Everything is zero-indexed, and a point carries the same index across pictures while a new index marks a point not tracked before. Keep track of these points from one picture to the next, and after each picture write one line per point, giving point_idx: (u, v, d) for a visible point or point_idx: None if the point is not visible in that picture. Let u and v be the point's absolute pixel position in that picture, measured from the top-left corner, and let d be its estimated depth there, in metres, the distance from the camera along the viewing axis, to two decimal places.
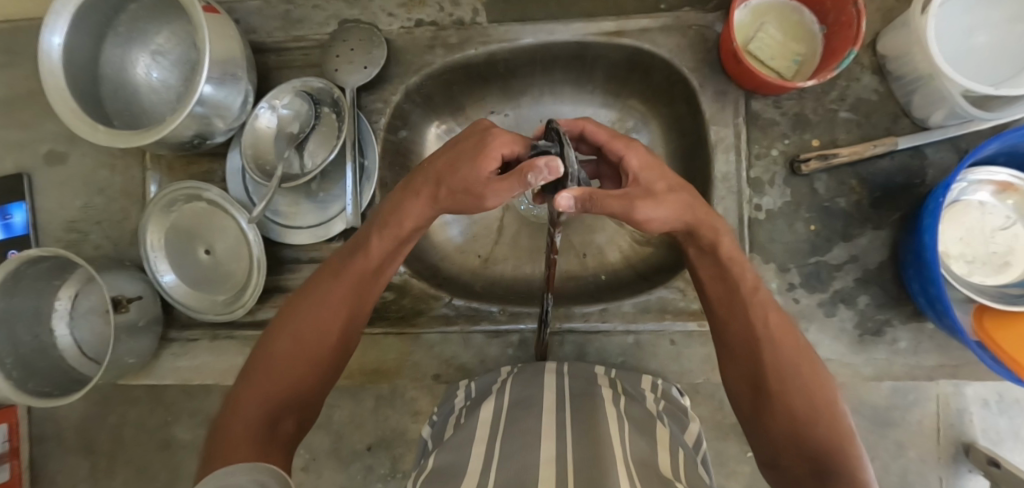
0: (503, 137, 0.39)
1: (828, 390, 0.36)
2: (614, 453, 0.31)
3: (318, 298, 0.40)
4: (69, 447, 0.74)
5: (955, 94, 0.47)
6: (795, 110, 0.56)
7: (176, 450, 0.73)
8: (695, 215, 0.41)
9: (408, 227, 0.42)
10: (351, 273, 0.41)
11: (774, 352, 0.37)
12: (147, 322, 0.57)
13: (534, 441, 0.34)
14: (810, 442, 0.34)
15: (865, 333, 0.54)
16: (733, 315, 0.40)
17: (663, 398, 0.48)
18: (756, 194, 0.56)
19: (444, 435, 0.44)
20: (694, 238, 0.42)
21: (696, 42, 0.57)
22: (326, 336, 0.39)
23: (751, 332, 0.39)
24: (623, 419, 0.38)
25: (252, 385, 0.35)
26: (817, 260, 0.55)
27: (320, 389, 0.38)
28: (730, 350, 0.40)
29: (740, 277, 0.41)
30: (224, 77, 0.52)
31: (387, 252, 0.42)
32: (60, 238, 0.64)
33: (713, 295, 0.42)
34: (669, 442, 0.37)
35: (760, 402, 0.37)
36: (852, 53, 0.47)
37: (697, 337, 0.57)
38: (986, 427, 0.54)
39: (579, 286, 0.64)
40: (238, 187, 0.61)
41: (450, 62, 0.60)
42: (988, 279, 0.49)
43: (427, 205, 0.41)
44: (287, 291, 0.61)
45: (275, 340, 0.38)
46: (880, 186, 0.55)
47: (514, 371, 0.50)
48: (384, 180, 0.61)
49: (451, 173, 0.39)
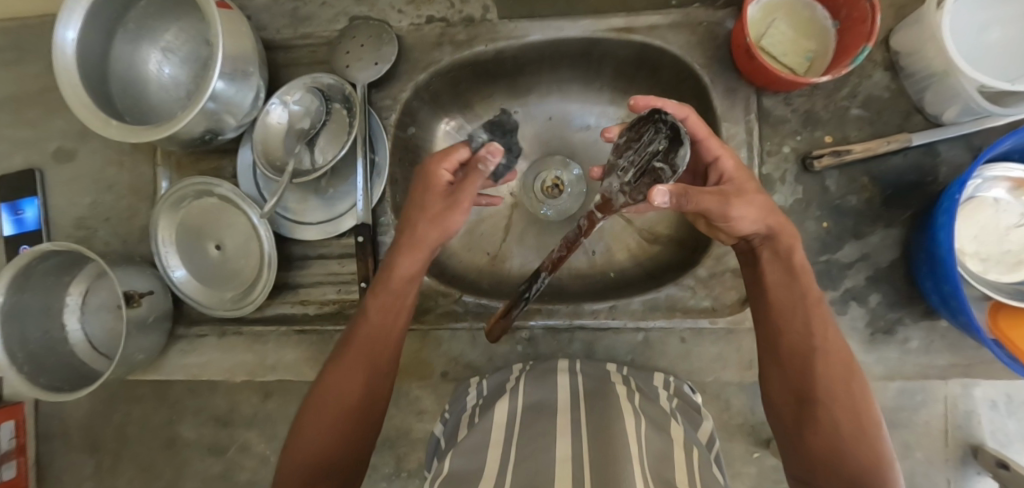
0: (438, 156, 0.44)
1: (874, 412, 0.37)
2: (630, 451, 0.31)
3: (336, 362, 0.42)
4: (77, 445, 0.75)
5: (971, 90, 0.47)
6: (806, 108, 0.56)
7: (183, 449, 0.72)
8: (774, 223, 0.41)
9: (403, 280, 0.44)
10: (360, 337, 0.43)
11: (826, 367, 0.38)
12: (156, 318, 0.57)
13: (549, 441, 0.34)
14: (849, 465, 0.35)
15: (876, 332, 0.53)
16: (790, 324, 0.40)
17: (675, 397, 0.48)
18: (766, 191, 0.55)
19: (456, 435, 0.44)
20: (769, 241, 0.42)
21: (705, 39, 0.56)
22: (346, 397, 0.40)
23: (807, 343, 0.39)
24: (637, 417, 0.37)
25: (293, 456, 0.39)
26: (828, 257, 0.54)
27: (356, 445, 0.40)
28: (779, 356, 0.40)
29: (805, 288, 0.41)
30: (235, 73, 0.52)
31: (388, 306, 0.44)
32: (69, 234, 0.65)
33: (774, 300, 0.41)
34: (683, 441, 0.37)
35: (803, 412, 0.38)
36: (866, 48, 0.47)
37: (706, 335, 0.56)
38: (995, 429, 0.53)
39: (586, 285, 0.64)
40: (248, 183, 0.61)
41: (459, 59, 0.60)
42: (1003, 276, 0.49)
43: (420, 254, 0.43)
44: (295, 288, 0.61)
45: (308, 410, 0.41)
46: (892, 184, 0.54)
47: (525, 369, 0.52)
48: (394, 177, 0.61)
49: (419, 211, 0.44)
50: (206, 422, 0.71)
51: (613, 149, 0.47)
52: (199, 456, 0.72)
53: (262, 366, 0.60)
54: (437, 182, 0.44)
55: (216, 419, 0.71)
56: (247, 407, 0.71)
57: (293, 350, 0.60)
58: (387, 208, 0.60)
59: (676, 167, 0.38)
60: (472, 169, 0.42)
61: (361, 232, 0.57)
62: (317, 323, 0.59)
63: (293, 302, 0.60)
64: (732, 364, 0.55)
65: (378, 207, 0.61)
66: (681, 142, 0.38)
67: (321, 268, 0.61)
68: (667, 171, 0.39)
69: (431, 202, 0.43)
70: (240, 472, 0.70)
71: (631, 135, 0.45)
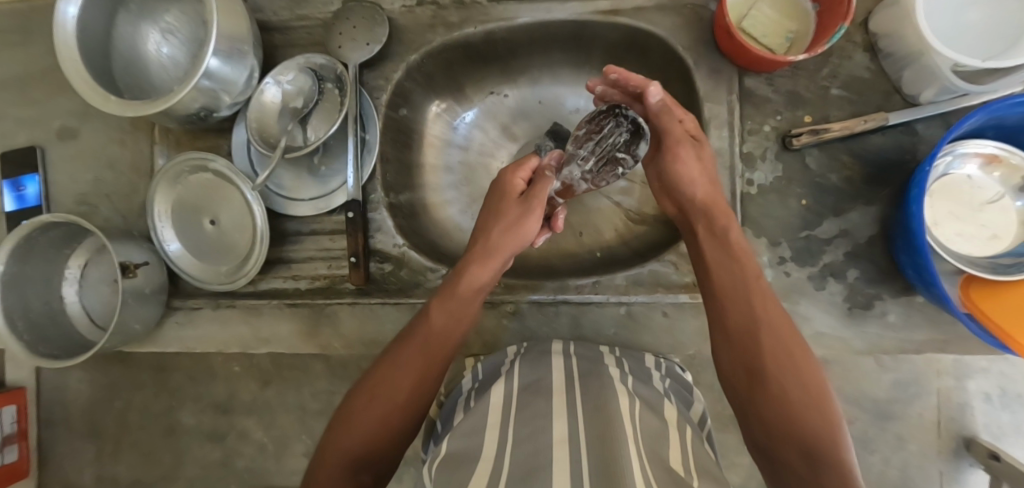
0: (513, 167, 0.49)
1: (823, 381, 0.37)
2: (626, 433, 0.31)
3: (393, 355, 0.44)
4: (78, 432, 0.83)
5: (945, 68, 0.48)
6: (789, 87, 0.56)
7: (180, 436, 0.81)
8: (707, 199, 0.47)
9: (473, 289, 0.46)
10: (419, 335, 0.44)
11: (770, 337, 0.38)
12: (153, 290, 0.59)
13: (545, 421, 0.35)
14: (802, 432, 0.35)
15: (854, 306, 0.54)
16: (732, 300, 0.41)
17: (667, 378, 0.50)
18: (747, 169, 0.56)
19: (453, 420, 0.45)
20: (706, 216, 0.46)
21: (691, 20, 0.57)
22: (398, 392, 0.41)
23: (748, 316, 0.40)
24: (631, 398, 0.39)
25: (333, 444, 0.40)
26: (808, 234, 0.55)
27: (395, 446, 0.40)
28: (726, 333, 0.41)
29: (744, 264, 0.43)
30: (231, 52, 0.54)
31: (454, 312, 0.45)
32: (71, 210, 0.66)
33: (716, 280, 0.43)
34: (675, 420, 0.38)
35: (754, 386, 0.38)
36: (843, 27, 0.48)
37: (689, 309, 0.57)
38: (989, 421, 0.61)
39: (574, 263, 0.66)
40: (243, 161, 0.62)
41: (450, 40, 0.61)
42: (977, 250, 0.50)
43: (493, 264, 0.46)
44: (288, 263, 0.62)
45: (355, 399, 0.42)
46: (872, 162, 0.55)
47: (520, 352, 0.52)
48: (386, 156, 0.63)
49: (495, 217, 0.48)
50: (206, 410, 0.80)
51: (573, 139, 0.51)
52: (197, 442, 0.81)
53: (257, 339, 0.61)
54: (513, 188, 0.48)
55: (215, 407, 0.80)
56: (246, 394, 0.79)
57: (287, 324, 0.61)
58: (377, 185, 0.62)
59: (639, 159, 0.48)
60: (540, 173, 0.47)
61: (351, 208, 0.58)
62: (308, 297, 0.61)
63: (286, 277, 0.62)
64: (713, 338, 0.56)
65: (369, 184, 0.62)
66: (642, 140, 0.47)
67: (314, 243, 0.62)
68: (630, 161, 0.48)
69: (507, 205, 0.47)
70: (237, 459, 0.80)
71: (592, 127, 0.49)
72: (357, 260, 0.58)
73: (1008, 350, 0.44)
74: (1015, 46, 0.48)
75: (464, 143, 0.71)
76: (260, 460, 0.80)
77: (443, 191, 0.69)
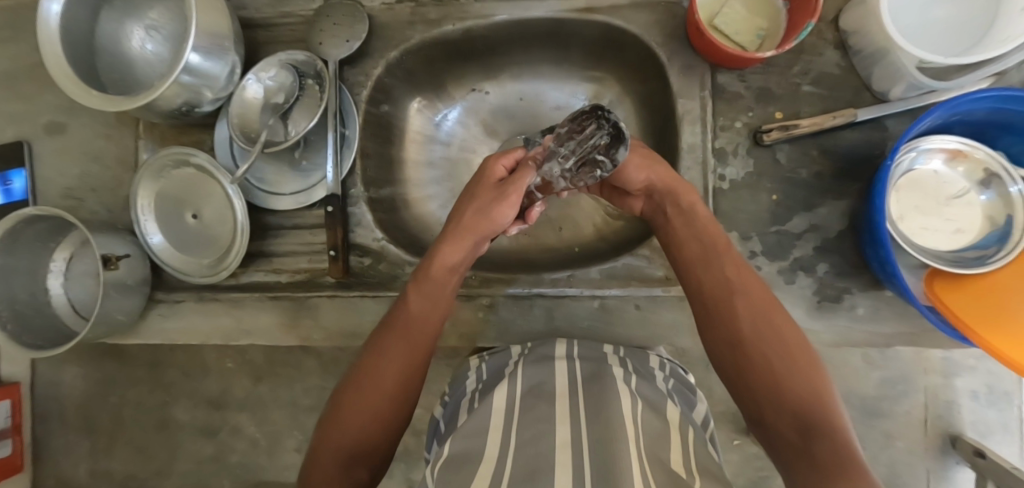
0: (497, 156, 0.50)
1: (805, 343, 0.37)
2: (627, 434, 0.32)
3: (376, 342, 0.45)
4: (72, 426, 0.88)
5: (910, 66, 0.49)
6: (760, 84, 0.57)
7: (174, 430, 0.87)
8: (672, 183, 0.48)
9: (446, 270, 0.47)
10: (399, 321, 0.45)
11: (745, 302, 0.40)
12: (136, 282, 0.60)
13: (548, 426, 0.36)
14: (788, 394, 0.34)
15: (823, 299, 0.55)
16: (707, 273, 0.43)
17: (671, 377, 0.50)
18: (719, 164, 0.57)
19: (456, 422, 0.45)
20: (673, 199, 0.48)
21: (665, 18, 0.58)
22: (383, 378, 0.41)
23: (725, 290, 0.41)
24: (633, 399, 0.39)
25: (326, 437, 0.40)
26: (778, 228, 0.56)
27: (390, 434, 0.40)
28: (705, 306, 0.42)
29: (714, 236, 0.45)
30: (211, 48, 0.55)
31: (431, 295, 0.46)
32: (57, 204, 0.67)
33: (690, 254, 0.45)
34: (679, 422, 0.38)
35: (737, 355, 0.38)
36: (810, 24, 0.49)
37: (661, 301, 0.58)
38: (977, 419, 0.68)
39: (552, 256, 0.67)
40: (225, 156, 0.63)
41: (430, 37, 0.62)
42: (942, 245, 0.51)
43: (464, 244, 0.47)
44: (270, 256, 0.63)
45: (344, 389, 0.42)
46: (842, 157, 0.56)
47: (524, 352, 0.52)
48: (366, 151, 0.64)
49: (470, 201, 0.49)
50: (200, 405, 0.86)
51: (555, 137, 0.46)
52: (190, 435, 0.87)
53: (239, 330, 0.62)
54: (491, 176, 0.49)
55: (209, 402, 0.86)
56: (239, 390, 0.85)
57: (268, 315, 0.62)
58: (357, 180, 0.63)
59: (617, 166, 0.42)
60: (524, 163, 0.48)
61: (331, 202, 0.59)
62: (289, 290, 0.61)
63: (267, 270, 0.63)
64: (685, 331, 0.58)
65: (349, 179, 0.63)
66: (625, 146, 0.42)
67: (295, 237, 0.63)
68: (607, 166, 0.43)
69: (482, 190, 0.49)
70: (230, 453, 0.86)
71: (574, 127, 0.44)
72: (337, 253, 0.59)
73: (967, 342, 0.45)
74: (983, 43, 0.49)
75: (447, 140, 0.72)
76: (253, 455, 0.86)
77: (425, 186, 0.70)
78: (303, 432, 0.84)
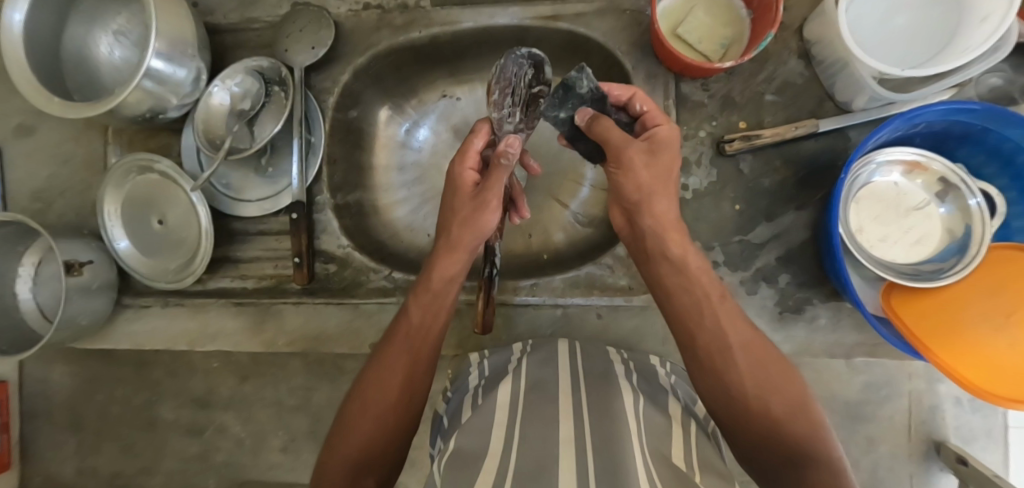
0: (458, 160, 0.47)
1: (798, 386, 0.37)
2: (629, 427, 0.36)
3: (379, 357, 0.44)
4: (55, 425, 0.85)
5: (868, 77, 0.49)
6: (723, 93, 0.57)
7: (160, 430, 0.83)
8: (663, 222, 0.42)
9: (445, 280, 0.45)
10: (401, 333, 0.44)
11: (742, 355, 0.38)
12: (101, 286, 0.60)
13: (551, 422, 0.38)
14: (789, 440, 0.35)
15: (785, 311, 0.55)
16: (700, 325, 0.39)
17: (672, 373, 0.53)
18: (683, 174, 0.57)
19: (460, 417, 0.47)
20: (660, 246, 0.42)
21: (629, 26, 0.58)
22: (385, 394, 0.41)
23: (720, 340, 0.38)
24: (634, 392, 0.43)
25: (334, 452, 0.40)
26: (741, 239, 0.56)
27: (397, 440, 0.41)
28: (698, 359, 0.39)
29: (705, 286, 0.41)
30: (173, 54, 0.55)
31: (429, 306, 0.45)
32: (26, 207, 0.67)
33: (680, 303, 0.41)
34: (677, 416, 0.43)
35: (733, 408, 0.37)
36: (770, 35, 0.49)
37: (622, 311, 0.59)
38: (960, 424, 0.62)
39: (521, 263, 0.66)
40: (191, 162, 0.64)
41: (396, 44, 0.62)
42: (900, 257, 0.50)
43: (460, 256, 0.45)
44: (236, 262, 0.64)
45: (351, 403, 0.43)
46: (804, 167, 0.56)
47: (526, 350, 0.55)
48: (333, 157, 0.64)
49: (455, 215, 0.46)
50: (185, 404, 0.82)
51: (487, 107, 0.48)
52: (175, 432, 0.83)
53: (204, 335, 0.63)
54: (466, 182, 0.46)
55: (194, 401, 0.82)
56: (225, 389, 0.81)
57: (233, 320, 0.63)
58: (323, 187, 0.63)
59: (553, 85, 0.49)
60: (494, 163, 0.42)
61: (296, 209, 0.60)
62: (254, 296, 0.61)
63: (232, 276, 0.63)
64: (644, 339, 0.58)
65: (315, 186, 0.63)
66: (547, 67, 0.48)
67: (260, 244, 0.63)
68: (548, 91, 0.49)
69: (461, 192, 0.46)
70: (216, 453, 0.81)
71: (498, 82, 0.47)
72: (301, 260, 0.59)
73: (917, 355, 0.45)
74: (943, 53, 0.49)
75: (419, 146, 0.71)
76: (238, 454, 0.81)
77: (395, 191, 0.70)
78: (288, 432, 0.79)
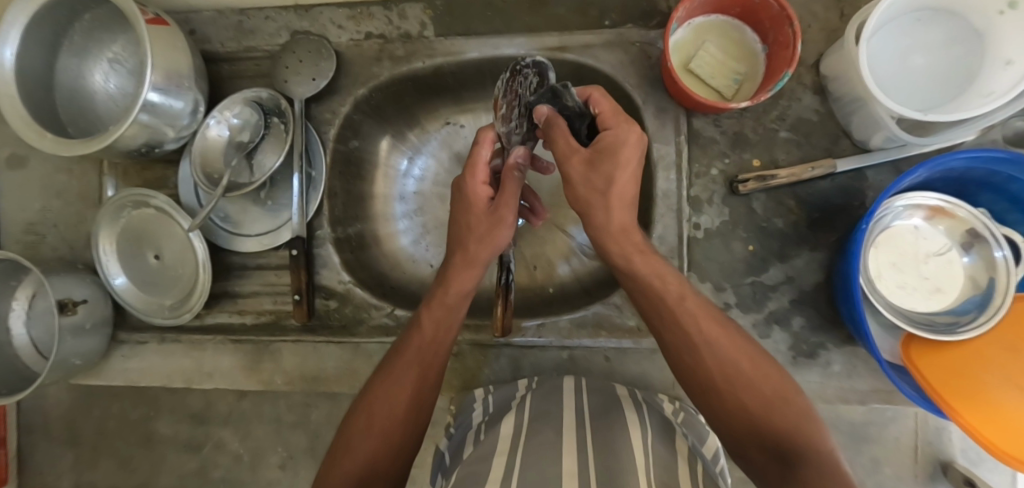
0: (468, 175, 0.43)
1: (777, 382, 0.37)
2: (635, 465, 0.35)
3: (384, 370, 0.42)
4: (46, 452, 0.83)
5: (889, 119, 0.46)
6: (735, 129, 0.55)
7: (157, 445, 0.81)
8: (607, 230, 0.40)
9: (459, 295, 0.44)
10: (411, 347, 0.42)
11: (710, 355, 0.37)
12: (94, 324, 0.58)
13: (555, 455, 0.37)
14: (771, 433, 0.34)
15: (799, 355, 0.53)
16: (672, 331, 0.39)
17: (681, 410, 0.51)
18: (694, 212, 0.55)
19: (463, 452, 0.47)
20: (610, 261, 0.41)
21: (638, 59, 0.56)
22: (393, 407, 0.39)
23: (685, 340, 0.38)
24: (643, 429, 0.43)
25: (332, 467, 0.37)
26: (753, 280, 0.54)
27: (402, 453, 0.39)
28: (675, 360, 0.40)
29: (661, 291, 0.39)
30: (169, 87, 0.53)
31: (442, 320, 0.43)
32: (19, 240, 0.66)
33: (647, 308, 0.41)
34: (687, 455, 0.42)
35: (712, 403, 0.38)
36: (787, 74, 0.47)
37: (630, 354, 0.57)
38: (966, 446, 0.59)
39: (527, 298, 0.65)
40: (188, 194, 0.62)
41: (398, 74, 0.61)
42: (921, 306, 0.49)
43: (475, 271, 0.43)
44: (234, 297, 0.62)
45: (354, 419, 0.40)
46: (819, 207, 0.54)
47: (531, 386, 0.54)
48: (333, 190, 0.62)
49: (469, 231, 0.44)
50: (183, 419, 0.80)
51: (498, 119, 0.48)
52: (172, 451, 0.81)
53: (200, 373, 0.61)
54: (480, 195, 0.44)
55: (190, 418, 0.80)
56: (223, 404, 0.79)
57: (230, 358, 0.61)
58: (323, 220, 0.61)
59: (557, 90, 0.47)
60: (506, 174, 0.44)
61: (296, 245, 0.58)
62: (252, 334, 0.60)
63: (231, 312, 0.61)
64: (651, 377, 0.57)
65: (316, 219, 0.62)
66: (551, 70, 0.47)
67: (259, 279, 0.62)
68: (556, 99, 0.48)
69: (472, 204, 0.44)
70: (214, 469, 0.80)
71: (505, 90, 0.47)
72: (301, 297, 0.58)
73: (939, 413, 0.43)
74: (964, 93, 0.47)
75: (420, 175, 0.70)
76: (237, 470, 0.79)
77: (396, 221, 0.68)
78: (286, 449, 0.77)
